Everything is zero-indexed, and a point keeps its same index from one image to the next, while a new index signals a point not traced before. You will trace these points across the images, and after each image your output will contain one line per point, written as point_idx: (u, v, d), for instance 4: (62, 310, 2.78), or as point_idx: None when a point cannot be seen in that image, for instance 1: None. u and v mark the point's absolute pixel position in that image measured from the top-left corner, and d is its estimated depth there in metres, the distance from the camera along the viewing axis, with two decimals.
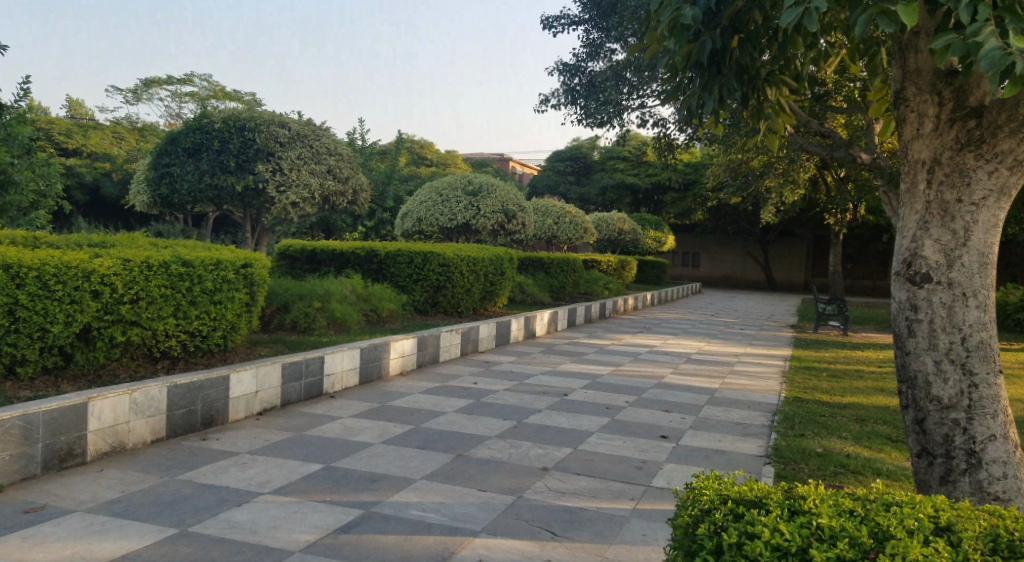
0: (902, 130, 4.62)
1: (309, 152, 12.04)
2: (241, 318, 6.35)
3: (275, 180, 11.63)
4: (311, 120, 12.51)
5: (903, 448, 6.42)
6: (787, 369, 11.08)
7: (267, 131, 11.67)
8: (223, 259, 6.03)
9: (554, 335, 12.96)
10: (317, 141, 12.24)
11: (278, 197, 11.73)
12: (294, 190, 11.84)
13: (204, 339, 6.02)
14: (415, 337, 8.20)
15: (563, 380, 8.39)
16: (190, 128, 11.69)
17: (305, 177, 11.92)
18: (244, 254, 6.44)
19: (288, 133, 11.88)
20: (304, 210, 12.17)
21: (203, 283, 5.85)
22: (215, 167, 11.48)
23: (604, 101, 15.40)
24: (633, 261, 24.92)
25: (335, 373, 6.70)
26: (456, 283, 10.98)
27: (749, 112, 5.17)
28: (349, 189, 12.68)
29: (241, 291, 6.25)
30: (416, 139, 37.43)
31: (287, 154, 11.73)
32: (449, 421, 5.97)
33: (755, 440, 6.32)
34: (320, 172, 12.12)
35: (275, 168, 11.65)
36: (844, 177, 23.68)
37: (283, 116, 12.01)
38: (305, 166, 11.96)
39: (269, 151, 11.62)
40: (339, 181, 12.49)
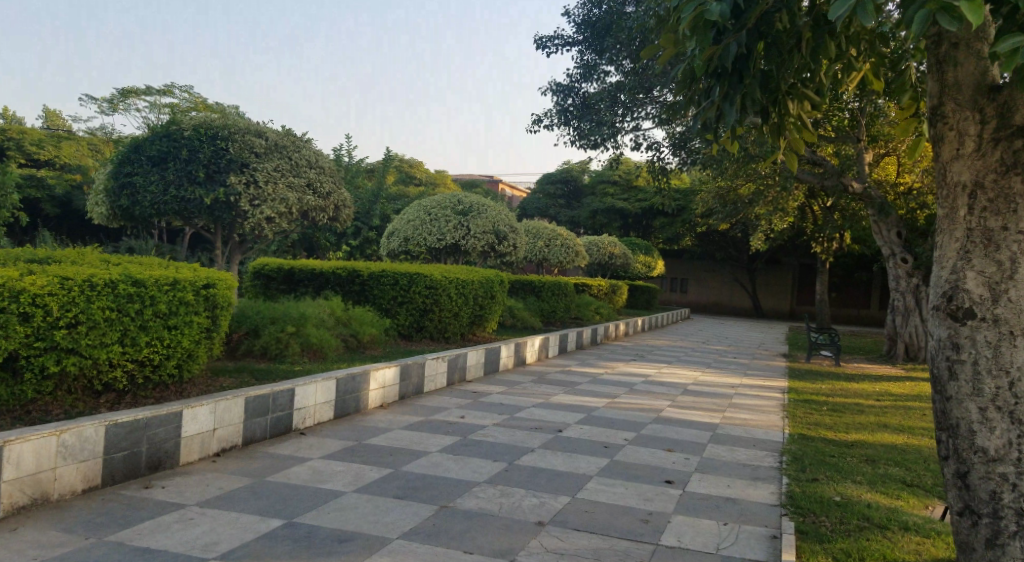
0: (937, 150, 3.87)
1: (287, 164, 11.51)
2: (202, 343, 5.83)
3: (249, 194, 11.08)
4: (292, 132, 12.01)
5: (923, 496, 5.78)
6: (786, 402, 10.57)
7: (241, 139, 11.26)
8: (180, 278, 5.53)
9: (545, 361, 12.42)
10: (297, 152, 11.71)
11: (250, 210, 11.13)
12: (270, 204, 11.24)
13: (154, 370, 5.49)
14: (398, 366, 7.64)
15: (557, 414, 7.85)
16: (156, 136, 11.22)
17: (283, 192, 11.32)
18: (206, 273, 5.95)
19: (265, 143, 11.46)
20: (280, 225, 11.49)
21: (157, 305, 5.34)
22: (182, 177, 10.98)
23: (598, 123, 14.99)
24: (624, 285, 24.47)
25: (306, 407, 6.17)
26: (444, 306, 10.44)
27: (770, 129, 4.64)
28: (330, 204, 12.07)
29: (201, 314, 5.74)
30: (405, 159, 36.98)
31: (263, 165, 11.25)
32: (433, 464, 5.42)
33: (766, 484, 5.75)
34: (298, 186, 11.52)
35: (249, 180, 11.14)
36: (831, 207, 23.43)
37: (261, 125, 11.59)
38: (283, 179, 11.39)
39: (243, 161, 11.17)
40: (320, 196, 11.87)
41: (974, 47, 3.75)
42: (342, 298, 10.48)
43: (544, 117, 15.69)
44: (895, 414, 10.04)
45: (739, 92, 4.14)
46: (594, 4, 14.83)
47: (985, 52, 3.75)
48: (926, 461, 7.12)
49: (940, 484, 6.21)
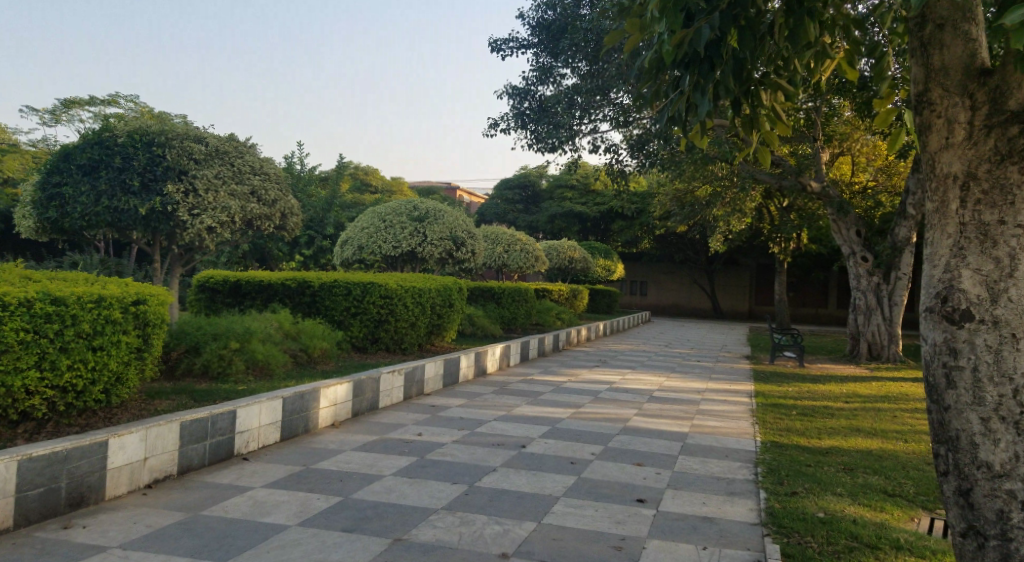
0: (924, 139, 3.58)
1: (229, 170, 11.00)
2: (131, 364, 5.39)
3: (187, 202, 10.61)
4: (234, 137, 11.46)
5: (906, 507, 5.59)
6: (754, 407, 10.32)
7: (178, 146, 10.65)
8: (106, 294, 5.09)
9: (506, 371, 12.04)
10: (239, 159, 11.17)
11: (190, 220, 10.64)
12: (209, 213, 10.77)
13: (78, 396, 5.01)
14: (350, 382, 7.21)
15: (519, 428, 7.47)
16: (87, 142, 10.58)
17: (224, 200, 10.84)
18: (137, 289, 5.52)
19: (204, 149, 10.84)
20: (222, 235, 11.03)
21: (79, 324, 4.88)
22: (115, 186, 10.43)
23: (555, 125, 14.70)
24: (585, 289, 24.25)
25: (249, 430, 5.72)
26: (399, 316, 10.02)
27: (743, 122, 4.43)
28: (275, 213, 11.58)
29: (130, 333, 5.30)
30: (360, 166, 36.49)
31: (203, 172, 10.70)
32: (386, 490, 5.01)
33: (743, 500, 5.45)
34: (242, 194, 11.05)
35: (187, 189, 10.67)
36: (788, 207, 23.47)
37: (200, 130, 10.96)
38: (225, 187, 10.89)
39: (180, 169, 10.63)
40: (264, 204, 11.40)
41: (960, 28, 3.49)
42: (292, 311, 10.00)
43: (499, 121, 15.35)
44: (866, 417, 9.86)
45: (711, 80, 3.85)
46: (547, 6, 14.56)
47: (973, 33, 3.49)
48: (904, 468, 6.90)
49: (923, 493, 6.00)
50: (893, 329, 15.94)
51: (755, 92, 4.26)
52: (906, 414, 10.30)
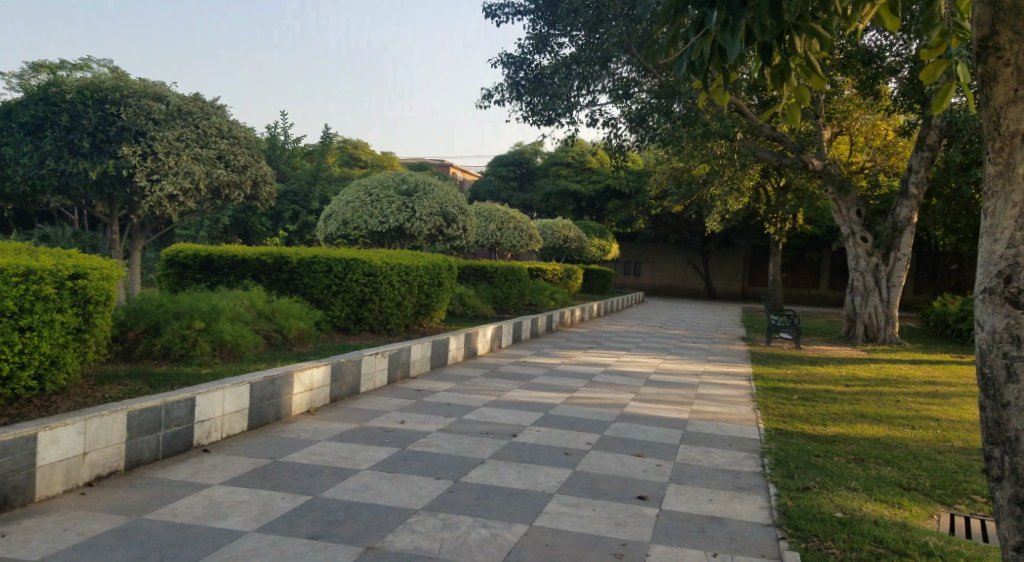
0: (987, 89, 3.33)
1: (193, 132, 11.13)
2: (69, 346, 4.97)
3: (145, 166, 10.76)
4: (199, 96, 11.58)
5: (923, 502, 5.21)
6: (755, 392, 9.91)
7: (136, 104, 10.65)
8: (36, 269, 4.66)
9: (497, 352, 11.61)
10: (204, 120, 11.32)
11: (149, 186, 10.82)
12: (171, 179, 10.88)
13: (6, 381, 4.57)
14: (327, 365, 6.76)
15: (509, 414, 7.04)
16: (31, 98, 10.47)
17: (187, 164, 10.98)
18: (78, 262, 5.11)
19: (164, 109, 10.89)
20: (184, 203, 11.17)
21: (3, 301, 4.42)
22: (63, 147, 10.43)
23: (552, 97, 14.23)
24: (579, 269, 23.78)
25: (211, 419, 5.40)
26: (384, 296, 9.56)
27: (772, 75, 4.18)
28: (245, 180, 11.87)
29: (66, 311, 4.88)
30: (349, 140, 35.91)
31: (163, 134, 10.74)
32: (362, 488, 4.67)
33: (752, 496, 5.02)
34: (206, 158, 11.22)
35: (145, 151, 10.74)
36: (785, 186, 23.03)
37: (161, 88, 10.98)
38: (187, 151, 11.02)
39: (138, 130, 10.68)
40: (233, 170, 11.63)
41: None
42: (267, 287, 9.54)
43: (494, 92, 14.78)
44: (869, 402, 9.44)
45: (743, 17, 3.53)
46: None
47: None
48: (914, 457, 6.48)
49: (938, 487, 5.59)
50: (891, 310, 15.62)
51: (789, 37, 3.96)
52: (910, 398, 9.90)
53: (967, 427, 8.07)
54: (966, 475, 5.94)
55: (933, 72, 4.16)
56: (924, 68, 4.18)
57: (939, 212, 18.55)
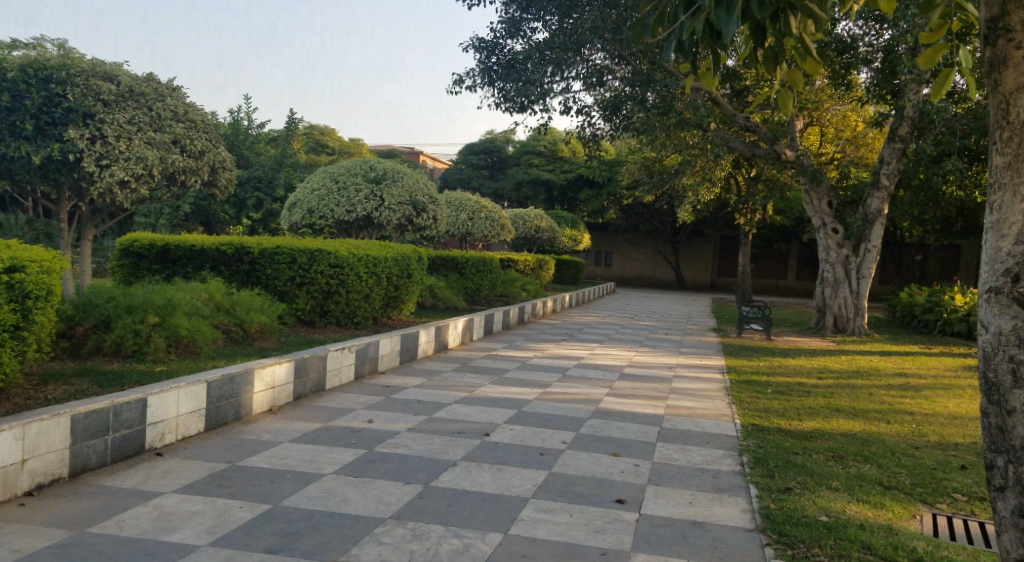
0: (1000, 75, 3.27)
1: (145, 115, 10.79)
2: (5, 344, 4.66)
3: (93, 151, 10.39)
4: (153, 77, 11.23)
5: (904, 502, 5.07)
6: (729, 385, 9.79)
7: (83, 84, 10.30)
8: None
9: (468, 345, 11.38)
10: (158, 102, 10.98)
11: (97, 172, 10.45)
12: (121, 164, 10.52)
13: None
14: (290, 362, 6.49)
15: (481, 411, 6.81)
16: None
17: (139, 148, 10.63)
18: (17, 253, 4.84)
19: (115, 90, 10.55)
20: (136, 188, 10.83)
21: None
22: (8, 130, 10.09)
23: (525, 83, 13.74)
24: (550, 259, 23.56)
25: (164, 420, 5.12)
26: (352, 288, 9.29)
27: (765, 58, 4.10)
28: (201, 164, 11.60)
29: (3, 307, 4.60)
30: (317, 127, 35.43)
31: (112, 116, 10.42)
32: (326, 494, 4.44)
33: (733, 498, 4.85)
34: (161, 143, 10.90)
35: (93, 134, 10.39)
36: (755, 177, 23.01)
37: (111, 68, 10.65)
38: (140, 134, 10.69)
39: (86, 112, 10.30)
40: (188, 154, 11.33)
41: None
42: (228, 279, 9.21)
43: (465, 78, 14.52)
44: (843, 395, 9.36)
45: None
46: None
47: None
48: (893, 454, 6.36)
49: (919, 485, 5.47)
50: (859, 301, 15.63)
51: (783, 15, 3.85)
52: (882, 391, 9.84)
53: (941, 420, 8.00)
54: (946, 472, 5.83)
55: (932, 57, 4.01)
56: (922, 53, 4.03)
57: (907, 204, 18.61)
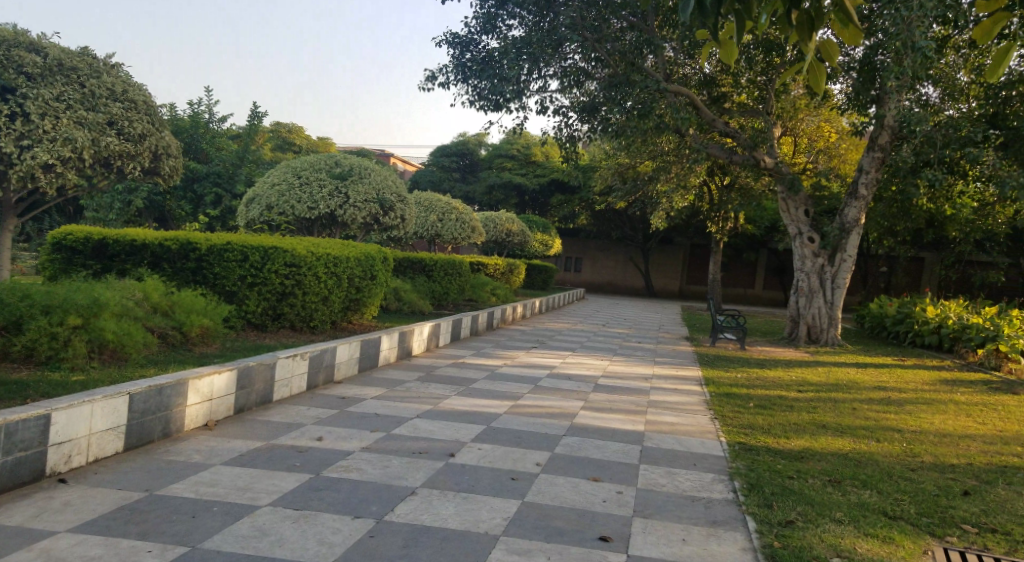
0: None
1: (75, 91, 10.22)
2: None
3: (15, 130, 9.70)
4: (89, 55, 10.76)
5: (912, 535, 4.56)
6: (710, 398, 9.29)
7: (6, 54, 9.83)
8: None
9: (434, 352, 10.77)
10: (91, 79, 10.47)
11: (18, 153, 9.71)
12: (47, 146, 9.84)
13: None
14: (232, 370, 5.86)
15: (445, 426, 6.20)
16: None
17: (67, 129, 10.01)
18: None
19: (42, 62, 10.00)
20: (62, 173, 10.14)
21: None
22: None
23: (500, 79, 13.04)
24: (521, 263, 23.02)
25: (72, 440, 4.50)
26: (307, 289, 8.72)
27: (800, 21, 3.79)
28: (140, 149, 11.06)
29: None
30: (283, 125, 34.67)
31: (37, 91, 9.82)
32: (256, 534, 3.86)
33: (730, 534, 4.38)
34: (93, 122, 10.33)
35: (15, 111, 9.75)
36: (728, 185, 22.71)
37: (39, 41, 10.20)
38: (68, 113, 10.09)
39: (10, 86, 9.78)
40: (127, 139, 10.81)
41: None
42: (170, 277, 8.48)
43: (438, 74, 13.85)
44: (828, 410, 8.89)
45: None
46: None
47: None
48: (890, 477, 5.84)
49: (925, 515, 4.95)
50: (834, 311, 15.22)
51: None
52: (866, 406, 9.36)
53: (932, 439, 7.54)
54: (949, 499, 5.32)
55: (990, 30, 3.72)
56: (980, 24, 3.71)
57: (878, 214, 18.30)
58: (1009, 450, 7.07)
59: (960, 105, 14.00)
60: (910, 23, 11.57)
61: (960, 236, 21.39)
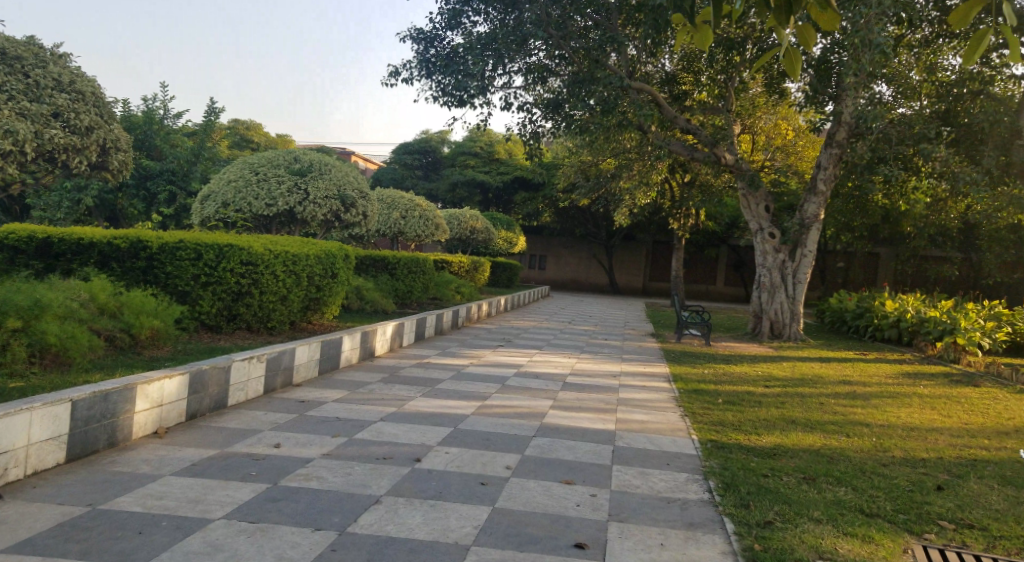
0: None
1: (19, 82, 10.45)
2: None
3: None
4: (36, 45, 10.95)
5: (892, 533, 4.44)
6: (678, 395, 9.17)
7: None
8: None
9: (398, 352, 10.52)
10: (35, 70, 10.65)
11: None
12: None
13: None
14: (185, 374, 5.59)
15: (410, 430, 5.97)
16: None
17: (9, 121, 10.22)
18: None
19: None
20: (7, 164, 10.40)
21: None
22: None
23: (464, 74, 12.83)
24: (486, 261, 22.82)
25: (11, 451, 4.21)
26: (265, 288, 8.45)
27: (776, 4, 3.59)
28: (84, 143, 11.38)
29: None
30: (239, 122, 34.13)
31: None
32: (209, 549, 3.61)
33: (708, 537, 4.22)
34: (36, 115, 10.59)
35: None
36: (691, 181, 22.74)
37: None
38: (10, 105, 10.29)
39: None
40: (73, 132, 11.12)
41: None
42: (120, 276, 8.13)
43: (402, 70, 13.61)
44: (795, 405, 8.82)
45: None
46: None
47: None
48: (864, 473, 5.74)
49: (902, 511, 4.85)
50: (796, 306, 15.26)
51: None
52: (832, 400, 9.32)
53: (900, 433, 7.49)
54: (924, 495, 5.22)
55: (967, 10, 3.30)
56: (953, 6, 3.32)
57: (836, 209, 18.42)
58: (977, 444, 7.03)
59: (914, 104, 13.93)
60: (868, 21, 11.58)
61: (914, 231, 21.65)
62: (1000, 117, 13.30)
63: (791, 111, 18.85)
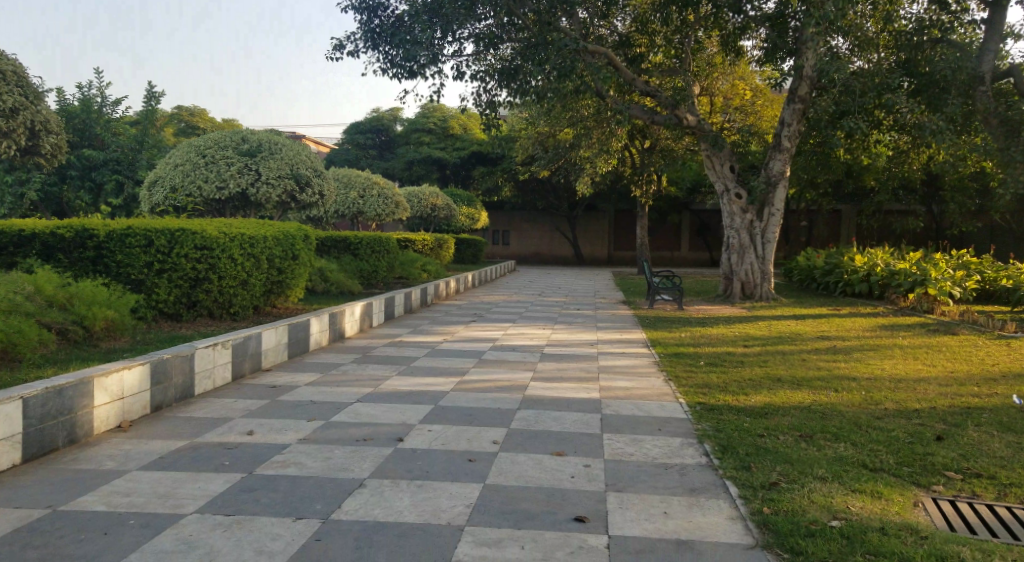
0: None
1: None
2: None
3: None
4: None
5: (900, 487, 4.26)
6: (657, 360, 8.98)
7: None
8: None
9: (367, 333, 10.19)
10: None
11: None
12: None
13: None
14: (146, 363, 5.24)
15: (388, 410, 5.67)
16: None
17: None
18: None
19: None
20: None
21: None
22: None
23: (411, 43, 12.34)
24: (449, 238, 22.45)
25: None
26: (224, 273, 8.08)
27: None
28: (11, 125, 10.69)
29: None
30: (186, 108, 33.24)
31: None
32: (183, 548, 3.31)
33: (714, 502, 4.00)
34: None
35: None
36: (650, 147, 22.55)
37: None
38: None
39: None
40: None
41: None
42: (65, 268, 7.64)
43: (346, 42, 13.11)
44: (778, 363, 8.68)
45: None
46: None
47: None
48: (860, 427, 5.57)
49: (906, 465, 4.68)
50: (765, 266, 15.18)
51: None
52: (812, 356, 9.19)
53: (886, 384, 7.38)
54: (925, 446, 5.06)
55: None
56: None
57: (797, 166, 18.31)
58: (965, 391, 6.92)
59: (870, 57, 13.82)
60: None
61: (875, 185, 21.66)
62: (962, 64, 12.99)
63: (747, 68, 18.93)
